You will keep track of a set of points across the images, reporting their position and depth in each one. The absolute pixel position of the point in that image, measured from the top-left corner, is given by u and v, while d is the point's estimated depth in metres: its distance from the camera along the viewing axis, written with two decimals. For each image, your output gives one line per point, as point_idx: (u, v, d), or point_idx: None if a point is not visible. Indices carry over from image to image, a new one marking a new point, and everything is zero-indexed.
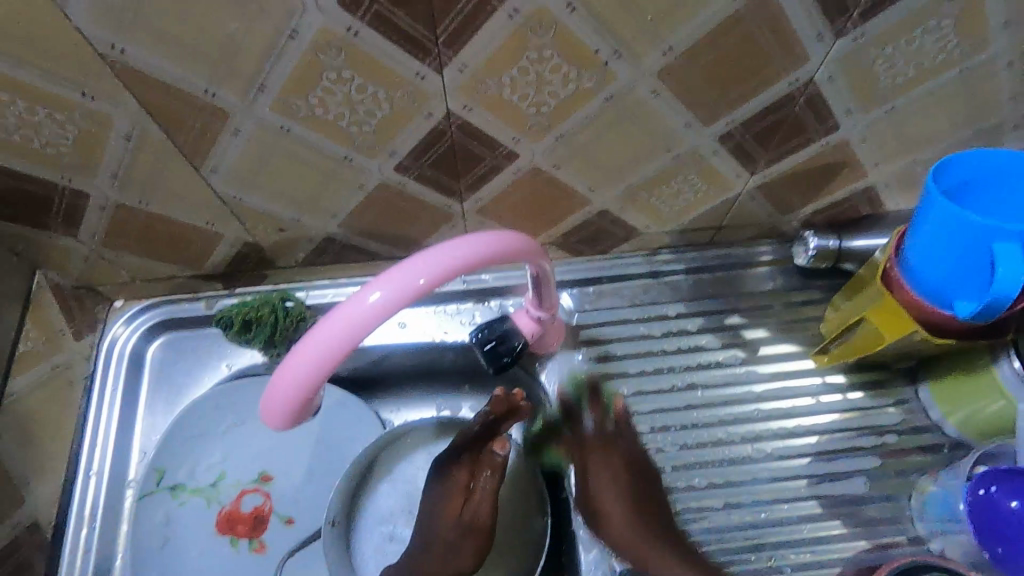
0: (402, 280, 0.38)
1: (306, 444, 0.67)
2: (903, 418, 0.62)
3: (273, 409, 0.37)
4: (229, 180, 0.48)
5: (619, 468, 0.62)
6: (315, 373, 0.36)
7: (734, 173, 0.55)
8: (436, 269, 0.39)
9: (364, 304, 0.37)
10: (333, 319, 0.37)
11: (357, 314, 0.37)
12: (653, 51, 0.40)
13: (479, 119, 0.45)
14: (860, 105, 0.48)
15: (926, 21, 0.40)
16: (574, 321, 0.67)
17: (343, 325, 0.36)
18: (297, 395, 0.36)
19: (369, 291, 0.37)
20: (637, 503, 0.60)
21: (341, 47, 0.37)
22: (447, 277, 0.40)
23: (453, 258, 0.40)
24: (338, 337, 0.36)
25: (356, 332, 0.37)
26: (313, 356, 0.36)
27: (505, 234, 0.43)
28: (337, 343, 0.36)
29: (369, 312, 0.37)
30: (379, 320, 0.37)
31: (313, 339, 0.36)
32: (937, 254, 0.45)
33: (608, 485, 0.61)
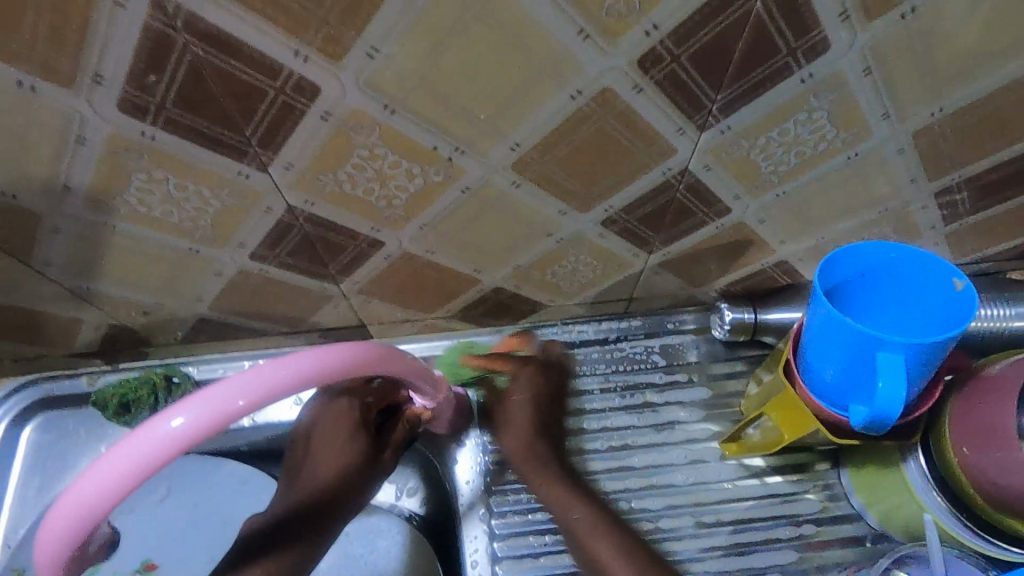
0: (212, 403, 0.32)
1: (197, 527, 0.63)
2: (822, 506, 0.58)
3: (45, 537, 0.32)
4: (69, 271, 0.45)
5: (536, 383, 0.57)
6: (94, 512, 0.31)
7: (629, 253, 0.52)
8: (259, 391, 0.34)
9: (163, 432, 0.31)
10: (121, 449, 0.31)
11: (149, 445, 0.31)
12: (498, 147, 0.37)
13: (326, 212, 0.41)
14: (747, 190, 0.45)
15: (795, 114, 0.37)
16: (480, 398, 0.63)
17: (130, 457, 0.31)
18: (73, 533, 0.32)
19: (171, 416, 0.32)
20: (546, 430, 0.55)
21: (141, 150, 0.34)
22: (272, 399, 0.34)
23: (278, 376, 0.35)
24: (123, 473, 0.31)
25: (148, 464, 0.31)
26: (90, 495, 0.31)
27: (354, 345, 0.39)
28: (121, 480, 0.31)
29: (164, 444, 0.31)
30: (179, 451, 0.32)
31: (94, 473, 0.31)
32: (827, 354, 0.41)
33: (524, 403, 0.55)
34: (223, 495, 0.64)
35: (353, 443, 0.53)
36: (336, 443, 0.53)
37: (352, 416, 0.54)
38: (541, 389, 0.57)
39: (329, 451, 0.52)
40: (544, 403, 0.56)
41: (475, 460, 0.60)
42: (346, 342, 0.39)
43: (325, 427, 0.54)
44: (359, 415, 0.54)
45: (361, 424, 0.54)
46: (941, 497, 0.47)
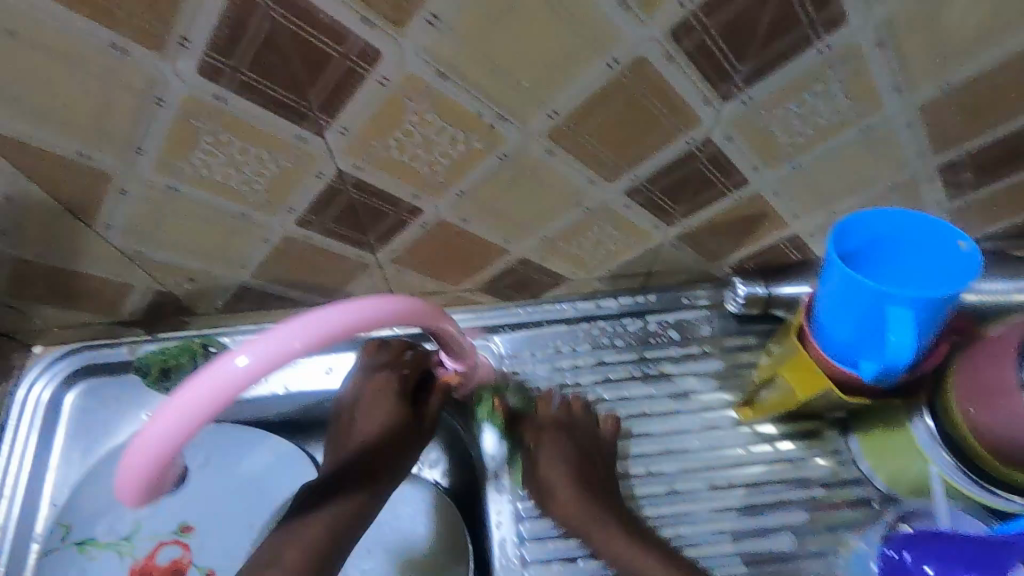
0: (273, 345, 0.33)
1: (234, 492, 0.66)
2: (832, 470, 0.61)
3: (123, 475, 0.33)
4: (127, 235, 0.48)
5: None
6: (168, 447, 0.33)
7: (650, 224, 0.55)
8: (316, 332, 0.35)
9: (230, 370, 0.32)
10: (188, 390, 0.32)
11: (215, 384, 0.32)
12: (538, 114, 0.40)
13: (373, 177, 0.44)
14: (765, 162, 0.48)
15: (812, 85, 0.40)
16: (504, 367, 0.67)
17: (199, 396, 0.32)
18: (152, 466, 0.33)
19: (235, 356, 0.33)
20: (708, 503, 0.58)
21: (212, 113, 0.37)
22: (328, 340, 0.36)
23: (333, 320, 0.36)
24: (193, 412, 0.32)
25: (217, 401, 0.32)
26: (163, 434, 0.32)
27: (396, 297, 0.41)
28: (192, 418, 0.32)
29: (229, 383, 0.32)
30: (246, 388, 0.33)
31: (164, 412, 0.32)
32: (840, 314, 0.44)
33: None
34: (258, 463, 0.67)
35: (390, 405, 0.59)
36: (376, 412, 0.58)
37: (392, 390, 0.59)
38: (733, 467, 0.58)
39: (371, 419, 0.58)
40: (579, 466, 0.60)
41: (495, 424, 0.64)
42: (390, 294, 0.40)
43: (368, 400, 0.60)
44: (399, 389, 0.59)
45: (401, 396, 0.59)
46: (951, 456, 0.50)
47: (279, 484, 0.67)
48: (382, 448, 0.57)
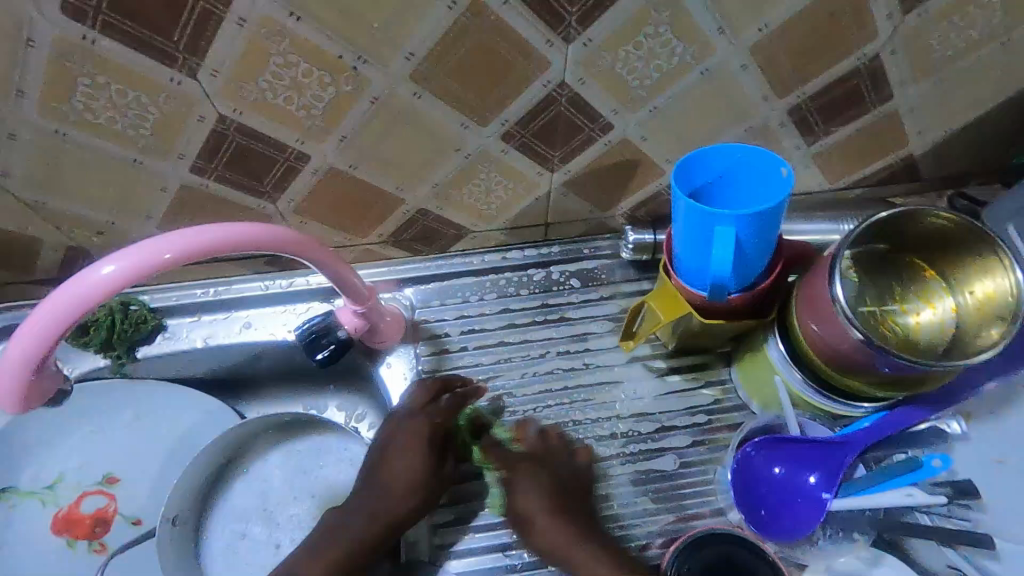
0: (137, 257, 0.39)
1: (159, 444, 0.70)
2: (716, 398, 0.66)
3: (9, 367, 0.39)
4: (26, 184, 0.50)
5: (612, 465, 0.60)
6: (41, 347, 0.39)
7: (533, 171, 0.59)
8: (180, 248, 0.40)
9: (95, 275, 0.38)
10: (59, 294, 0.38)
11: (83, 287, 0.38)
12: (396, 56, 0.44)
13: (254, 121, 0.48)
14: (623, 105, 0.52)
15: (643, 26, 0.45)
16: (415, 316, 0.70)
17: (67, 298, 0.38)
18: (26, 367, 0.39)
19: (101, 265, 0.39)
20: (631, 500, 0.58)
21: (83, 54, 0.40)
22: (192, 258, 0.41)
23: (195, 240, 0.41)
24: (61, 314, 0.38)
25: (84, 301, 0.38)
26: (36, 334, 0.38)
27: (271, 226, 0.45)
28: (60, 319, 0.38)
29: (95, 285, 0.38)
30: (110, 292, 0.39)
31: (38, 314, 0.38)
32: (683, 237, 0.49)
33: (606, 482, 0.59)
34: (180, 420, 0.70)
35: (416, 451, 0.59)
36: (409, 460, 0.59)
37: (423, 435, 0.60)
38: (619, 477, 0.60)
39: (406, 461, 0.58)
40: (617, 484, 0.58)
41: (408, 367, 0.68)
42: (265, 223, 0.45)
43: (401, 442, 0.59)
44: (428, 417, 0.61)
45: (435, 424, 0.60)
46: (800, 373, 0.54)
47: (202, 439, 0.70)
48: (408, 495, 0.57)
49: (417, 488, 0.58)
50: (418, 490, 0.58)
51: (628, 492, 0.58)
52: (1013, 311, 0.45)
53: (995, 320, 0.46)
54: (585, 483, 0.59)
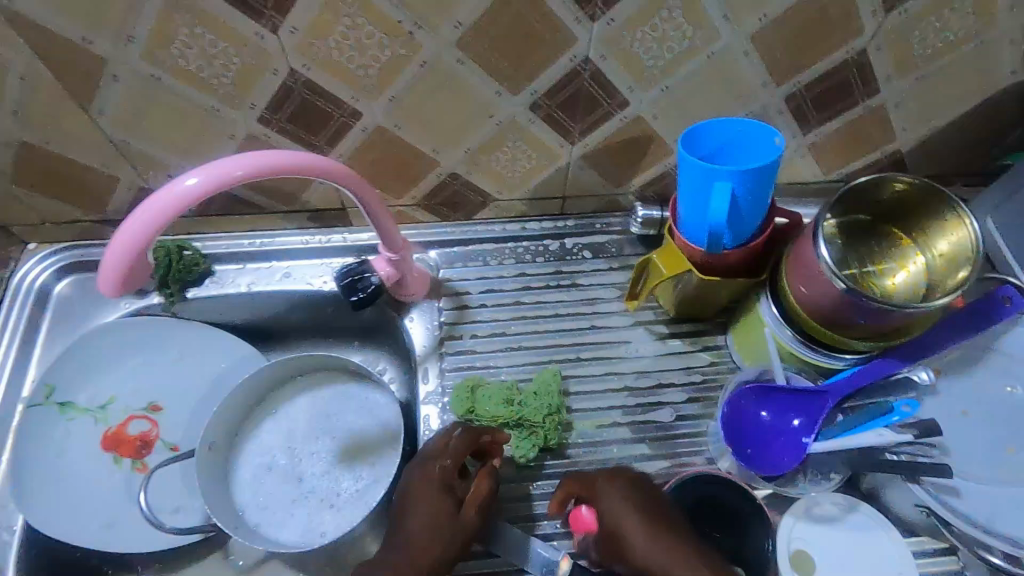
0: (219, 170, 0.46)
1: (198, 379, 0.76)
2: (712, 361, 0.72)
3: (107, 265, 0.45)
4: (116, 124, 0.58)
5: (630, 496, 0.56)
6: (136, 248, 0.45)
7: (555, 142, 0.66)
8: (253, 164, 0.47)
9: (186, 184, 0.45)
10: (149, 202, 0.44)
11: (168, 196, 0.44)
12: (446, 24, 0.52)
13: (319, 78, 0.55)
14: (637, 83, 0.59)
15: (657, 10, 0.52)
16: (439, 275, 0.77)
17: (156, 205, 0.44)
18: (124, 264, 0.45)
19: (185, 177, 0.45)
20: (651, 517, 0.54)
21: (188, 6, 0.48)
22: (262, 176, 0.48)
23: (261, 161, 0.48)
24: (152, 219, 0.44)
25: (176, 206, 0.45)
26: (131, 236, 0.44)
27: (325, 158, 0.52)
28: (153, 223, 0.44)
29: (186, 193, 0.45)
30: (197, 199, 0.45)
31: (132, 219, 0.44)
32: (687, 195, 0.56)
33: (626, 507, 0.55)
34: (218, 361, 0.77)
35: (435, 501, 0.59)
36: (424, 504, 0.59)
37: (434, 480, 0.60)
38: (636, 494, 0.56)
39: (427, 546, 0.57)
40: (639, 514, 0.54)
41: (426, 322, 0.75)
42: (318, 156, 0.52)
43: (422, 516, 0.58)
44: (445, 499, 0.59)
45: (444, 498, 0.59)
46: (789, 331, 0.60)
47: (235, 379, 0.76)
48: (431, 541, 0.57)
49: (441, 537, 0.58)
50: (442, 531, 0.58)
51: (625, 526, 0.53)
52: (974, 255, 0.52)
53: (959, 267, 0.53)
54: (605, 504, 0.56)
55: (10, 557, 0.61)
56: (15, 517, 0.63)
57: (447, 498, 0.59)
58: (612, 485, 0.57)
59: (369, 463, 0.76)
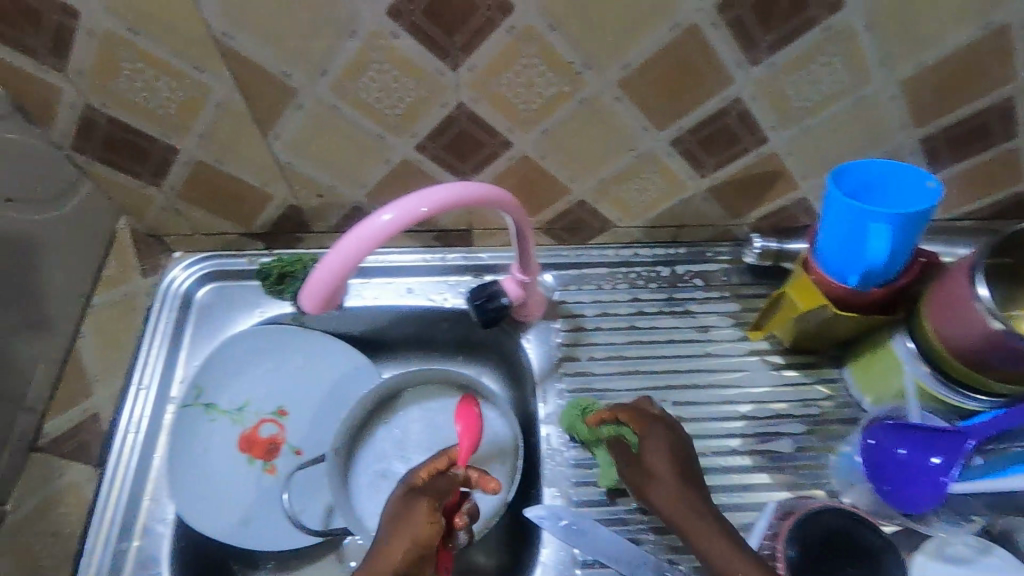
0: (412, 205, 0.49)
1: (318, 387, 0.79)
2: (828, 394, 0.73)
3: (310, 287, 0.48)
4: (288, 147, 0.62)
5: (671, 444, 0.63)
6: (337, 278, 0.47)
7: (687, 175, 0.68)
8: (439, 199, 0.50)
9: (386, 218, 0.47)
10: (348, 237, 0.47)
11: (372, 228, 0.47)
12: (614, 65, 0.54)
13: (483, 110, 0.59)
14: (781, 122, 0.61)
15: (818, 56, 0.54)
16: (554, 297, 0.80)
17: (357, 241, 0.47)
18: (325, 293, 0.48)
19: (380, 214, 0.48)
20: (682, 470, 0.62)
21: (385, 45, 0.52)
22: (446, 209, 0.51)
23: (446, 195, 0.50)
24: (352, 253, 0.47)
25: (378, 237, 0.48)
26: (337, 264, 0.47)
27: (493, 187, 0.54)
28: (352, 258, 0.47)
29: (387, 226, 0.48)
30: (395, 231, 0.48)
31: (333, 253, 0.47)
32: (836, 233, 0.57)
33: (662, 453, 0.62)
34: (338, 370, 0.79)
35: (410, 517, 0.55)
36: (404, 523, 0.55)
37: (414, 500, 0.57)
38: (675, 446, 0.63)
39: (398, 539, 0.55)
40: (676, 461, 0.62)
41: (542, 343, 0.77)
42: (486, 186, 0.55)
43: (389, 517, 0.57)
44: (432, 502, 0.57)
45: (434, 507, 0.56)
46: (927, 367, 0.61)
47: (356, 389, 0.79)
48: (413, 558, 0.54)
49: (405, 527, 0.55)
50: (403, 520, 0.56)
51: (659, 479, 0.62)
52: None
53: None
54: (652, 468, 0.62)
55: (164, 548, 0.64)
56: (169, 510, 0.66)
57: (407, 493, 0.58)
58: (649, 423, 0.64)
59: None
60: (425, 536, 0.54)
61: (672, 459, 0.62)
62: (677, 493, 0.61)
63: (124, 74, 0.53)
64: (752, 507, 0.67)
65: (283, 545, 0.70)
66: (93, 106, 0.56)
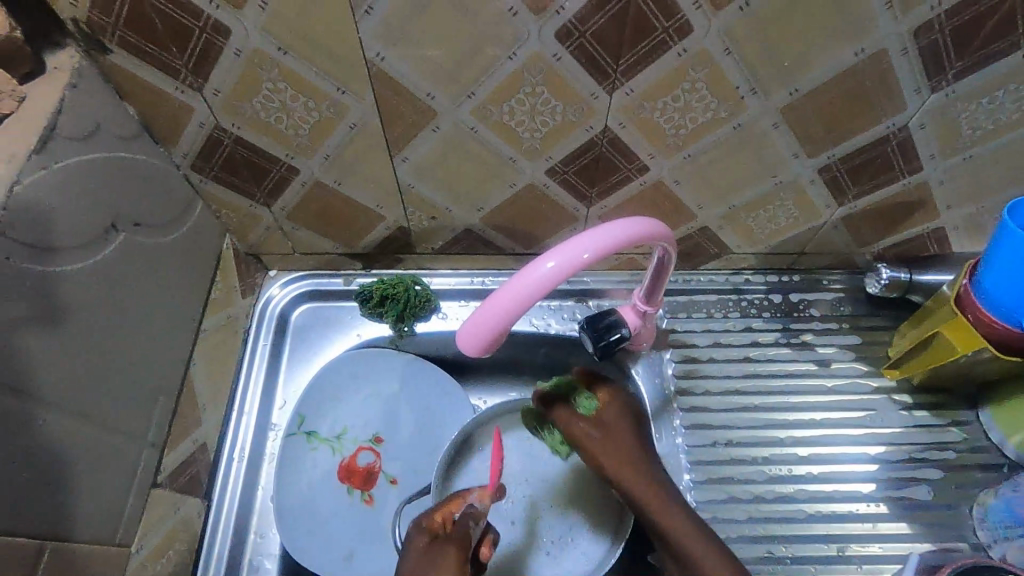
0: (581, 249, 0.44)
1: (413, 414, 0.75)
2: (964, 438, 0.68)
3: (473, 331, 0.45)
4: (412, 169, 0.59)
5: (623, 401, 0.62)
6: (497, 331, 0.44)
7: (824, 202, 0.64)
8: (607, 241, 0.46)
9: (557, 265, 0.43)
10: (508, 288, 0.44)
11: (542, 274, 0.43)
12: (782, 91, 0.51)
13: (628, 135, 0.55)
14: (943, 150, 0.57)
15: (1007, 83, 0.50)
16: (663, 325, 0.75)
17: (517, 292, 0.43)
18: (482, 344, 0.45)
19: (544, 259, 0.44)
20: (638, 439, 0.60)
21: (543, 68, 0.48)
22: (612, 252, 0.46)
23: (613, 238, 0.46)
24: (511, 305, 0.44)
25: (549, 284, 0.44)
26: (505, 309, 0.43)
27: (650, 221, 0.50)
28: (512, 310, 0.44)
29: (559, 273, 0.43)
30: (564, 279, 0.44)
31: (492, 304, 0.44)
32: (1011, 275, 0.53)
33: (620, 424, 0.61)
34: (435, 396, 0.76)
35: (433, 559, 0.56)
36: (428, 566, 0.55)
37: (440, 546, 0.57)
38: (631, 411, 0.62)
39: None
40: (636, 421, 0.62)
41: (652, 376, 0.73)
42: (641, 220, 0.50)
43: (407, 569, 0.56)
44: (459, 552, 0.56)
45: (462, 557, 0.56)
46: None
47: (454, 417, 0.75)
48: None
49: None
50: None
51: (617, 448, 0.59)
52: None
53: None
54: (610, 432, 0.60)
55: None
56: (275, 544, 0.65)
57: (430, 542, 0.57)
58: (608, 398, 0.62)
59: (598, 517, 0.71)
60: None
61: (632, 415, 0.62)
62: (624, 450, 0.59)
63: (262, 93, 0.50)
64: (894, 560, 0.63)
65: None
66: (222, 125, 0.53)
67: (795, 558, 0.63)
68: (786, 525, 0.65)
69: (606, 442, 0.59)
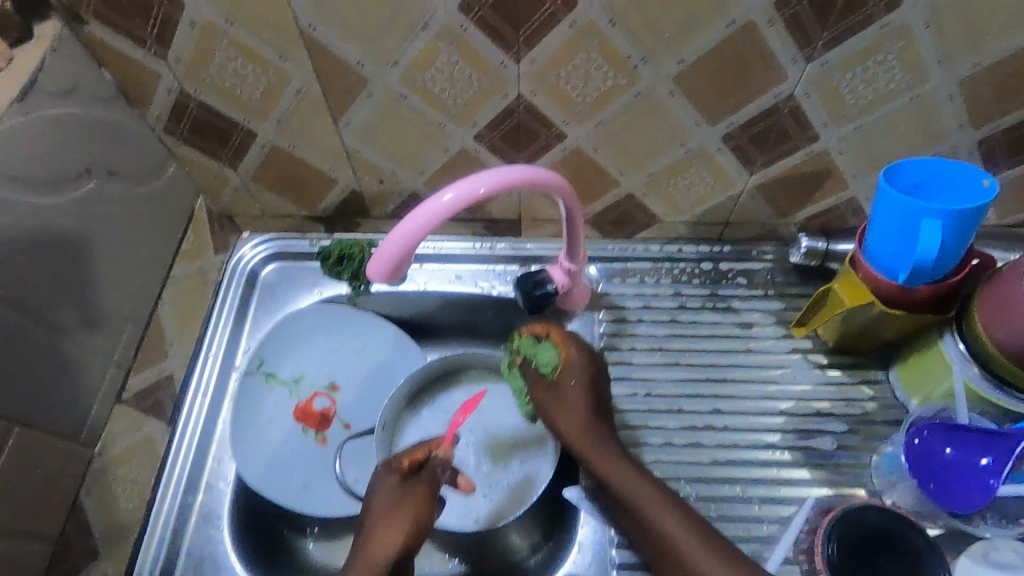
0: (470, 187, 0.51)
1: (367, 365, 0.82)
2: (873, 396, 0.72)
3: (378, 259, 0.51)
4: (354, 133, 0.66)
5: (588, 367, 0.69)
6: (398, 258, 0.51)
7: (735, 171, 0.69)
8: (496, 181, 0.52)
9: (446, 200, 0.50)
10: (408, 220, 0.50)
11: (433, 208, 0.50)
12: (670, 60, 0.57)
13: (540, 102, 0.62)
14: (833, 120, 0.62)
15: (874, 53, 0.55)
16: (598, 288, 0.81)
17: (418, 222, 0.50)
18: (387, 269, 0.51)
19: (440, 195, 0.50)
20: (597, 411, 0.68)
21: (454, 38, 0.55)
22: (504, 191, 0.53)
23: (502, 179, 0.52)
24: (413, 233, 0.50)
25: (441, 216, 0.50)
26: (404, 237, 0.50)
27: (547, 172, 0.56)
28: (413, 237, 0.50)
29: (449, 207, 0.50)
30: (456, 212, 0.50)
31: (395, 234, 0.51)
32: (886, 230, 0.58)
33: (581, 386, 0.68)
34: (386, 350, 0.82)
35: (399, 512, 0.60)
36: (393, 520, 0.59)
37: (398, 493, 0.61)
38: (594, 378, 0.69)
39: (389, 529, 0.59)
40: (596, 390, 0.68)
41: (583, 334, 0.78)
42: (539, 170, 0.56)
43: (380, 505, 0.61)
44: (429, 490, 0.63)
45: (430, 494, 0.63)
46: (978, 368, 0.61)
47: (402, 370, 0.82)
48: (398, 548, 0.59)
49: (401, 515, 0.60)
50: (398, 513, 0.60)
51: (570, 410, 0.68)
52: None
53: None
54: (566, 399, 0.68)
55: (225, 505, 0.70)
56: (230, 470, 0.72)
57: (401, 482, 0.62)
58: (574, 357, 0.69)
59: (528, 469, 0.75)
60: (417, 523, 0.60)
61: (592, 392, 0.68)
62: (592, 433, 0.66)
63: (216, 61, 0.59)
64: (793, 502, 0.67)
65: (331, 507, 0.73)
66: (185, 91, 0.62)
67: (700, 497, 0.68)
68: (693, 469, 0.70)
69: (569, 402, 0.68)
